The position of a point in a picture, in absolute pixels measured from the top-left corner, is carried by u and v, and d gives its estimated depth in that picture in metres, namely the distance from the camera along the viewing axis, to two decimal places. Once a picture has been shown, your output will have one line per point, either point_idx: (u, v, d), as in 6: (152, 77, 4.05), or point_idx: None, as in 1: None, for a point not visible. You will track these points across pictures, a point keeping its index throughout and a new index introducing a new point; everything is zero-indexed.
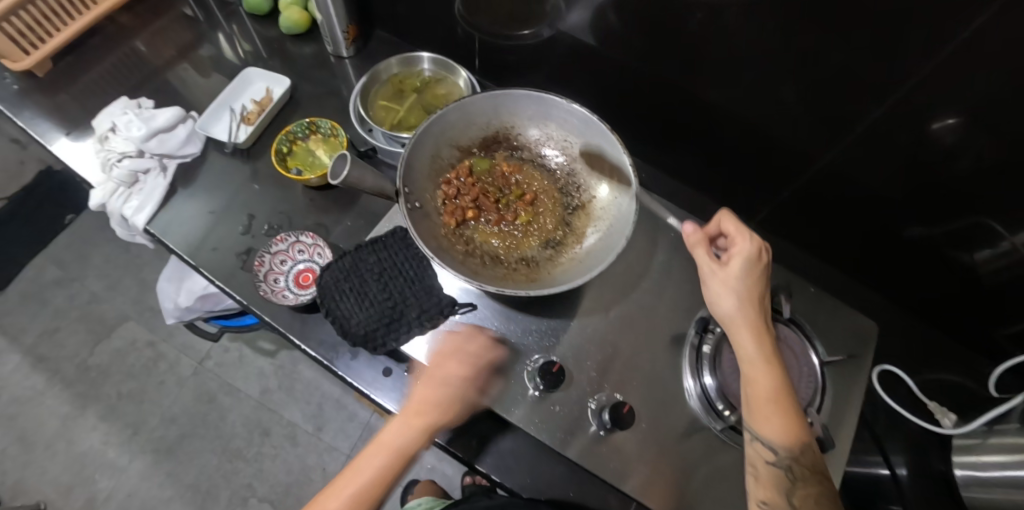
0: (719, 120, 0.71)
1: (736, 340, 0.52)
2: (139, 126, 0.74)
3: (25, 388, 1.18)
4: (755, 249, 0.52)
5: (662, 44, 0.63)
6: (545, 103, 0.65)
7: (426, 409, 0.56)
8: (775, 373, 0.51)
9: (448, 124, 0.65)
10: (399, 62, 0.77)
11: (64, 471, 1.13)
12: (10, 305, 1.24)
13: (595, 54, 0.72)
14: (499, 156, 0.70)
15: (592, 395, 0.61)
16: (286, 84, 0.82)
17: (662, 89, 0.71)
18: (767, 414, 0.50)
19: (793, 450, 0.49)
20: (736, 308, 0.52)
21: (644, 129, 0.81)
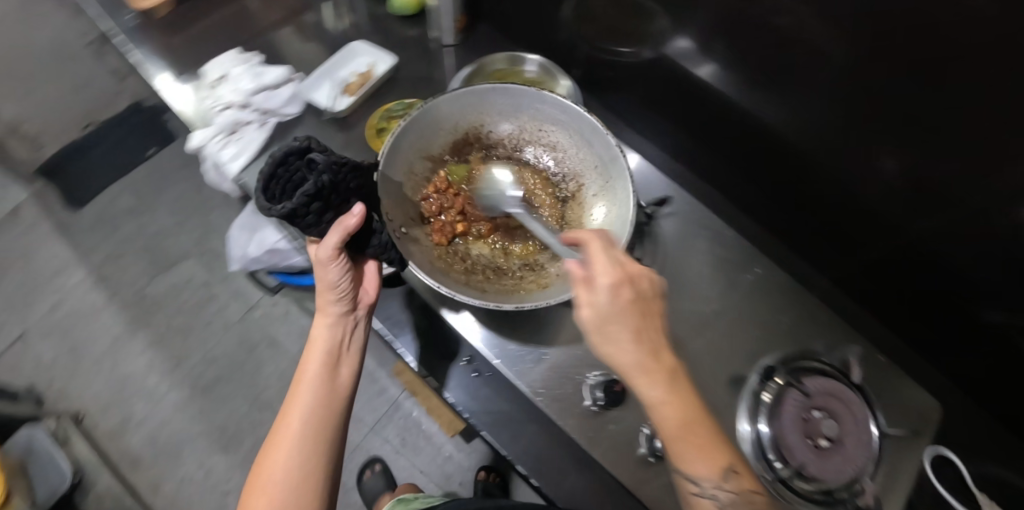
0: (807, 175, 0.71)
1: (642, 387, 0.43)
2: (250, 80, 0.79)
3: (84, 303, 1.25)
4: (610, 281, 0.43)
5: (770, 92, 0.64)
6: (507, 94, 0.67)
7: (321, 342, 0.60)
8: (697, 415, 0.43)
9: (415, 134, 0.65)
10: (504, 59, 0.78)
11: (105, 388, 1.19)
12: (84, 224, 1.31)
13: (695, 77, 0.72)
14: (472, 158, 0.71)
15: (644, 421, 0.65)
16: (390, 62, 0.85)
17: (756, 123, 0.70)
18: (694, 462, 0.43)
19: (733, 494, 0.44)
20: (627, 344, 0.42)
21: (729, 169, 0.81)
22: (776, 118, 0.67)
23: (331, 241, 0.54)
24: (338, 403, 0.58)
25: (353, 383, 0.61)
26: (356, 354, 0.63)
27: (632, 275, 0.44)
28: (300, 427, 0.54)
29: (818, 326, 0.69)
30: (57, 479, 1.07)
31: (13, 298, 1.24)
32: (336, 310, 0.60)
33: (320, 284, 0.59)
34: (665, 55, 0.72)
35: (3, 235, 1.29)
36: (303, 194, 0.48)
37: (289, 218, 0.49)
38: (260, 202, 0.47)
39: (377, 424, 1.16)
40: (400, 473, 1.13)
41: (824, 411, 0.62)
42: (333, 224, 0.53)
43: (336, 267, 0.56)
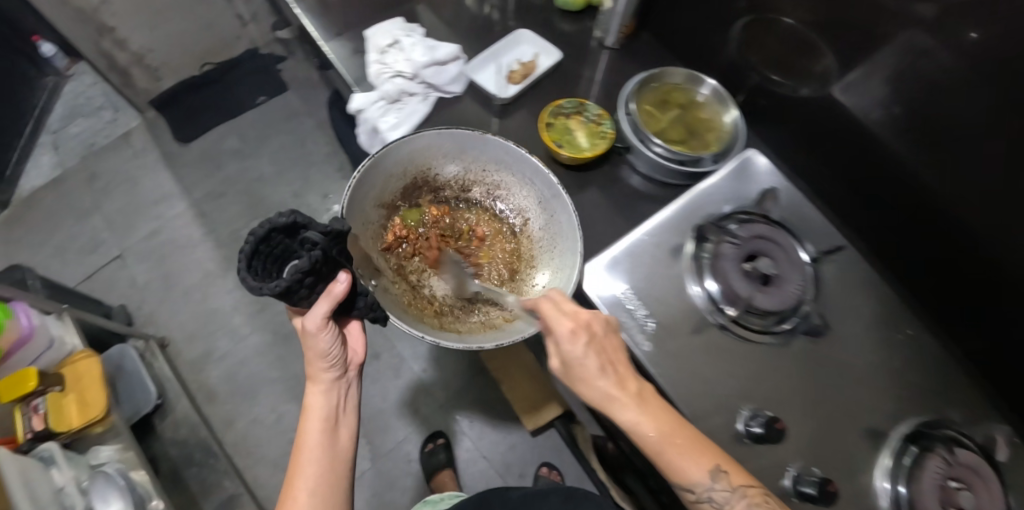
0: (946, 237, 0.70)
1: (618, 415, 0.52)
2: (423, 53, 0.81)
3: (182, 234, 1.28)
4: (571, 327, 0.53)
5: (929, 136, 0.65)
6: (451, 141, 0.76)
7: (317, 411, 0.65)
8: (672, 426, 0.52)
9: (374, 186, 0.74)
10: (684, 76, 0.80)
11: (192, 318, 1.23)
12: (190, 159, 1.35)
13: (864, 100, 0.71)
14: (422, 202, 0.82)
15: (790, 462, 0.60)
16: (555, 57, 0.87)
17: (920, 156, 0.68)
18: (684, 469, 0.50)
19: (726, 490, 0.50)
20: (599, 377, 0.53)
21: (869, 221, 0.80)
22: (927, 166, 0.67)
23: (320, 311, 0.59)
24: (339, 466, 0.64)
25: (352, 440, 0.67)
26: (351, 412, 0.70)
27: (588, 318, 0.55)
28: (306, 491, 0.60)
29: (960, 393, 0.66)
30: (142, 399, 1.08)
31: (115, 218, 1.28)
32: (329, 377, 0.66)
33: (310, 352, 0.64)
34: (831, 91, 0.74)
35: (111, 156, 1.33)
36: (297, 271, 0.52)
37: (285, 292, 0.53)
38: (250, 285, 0.49)
39: (448, 401, 1.21)
40: (462, 453, 1.17)
41: (960, 481, 0.58)
42: (322, 293, 0.58)
43: (326, 335, 0.63)
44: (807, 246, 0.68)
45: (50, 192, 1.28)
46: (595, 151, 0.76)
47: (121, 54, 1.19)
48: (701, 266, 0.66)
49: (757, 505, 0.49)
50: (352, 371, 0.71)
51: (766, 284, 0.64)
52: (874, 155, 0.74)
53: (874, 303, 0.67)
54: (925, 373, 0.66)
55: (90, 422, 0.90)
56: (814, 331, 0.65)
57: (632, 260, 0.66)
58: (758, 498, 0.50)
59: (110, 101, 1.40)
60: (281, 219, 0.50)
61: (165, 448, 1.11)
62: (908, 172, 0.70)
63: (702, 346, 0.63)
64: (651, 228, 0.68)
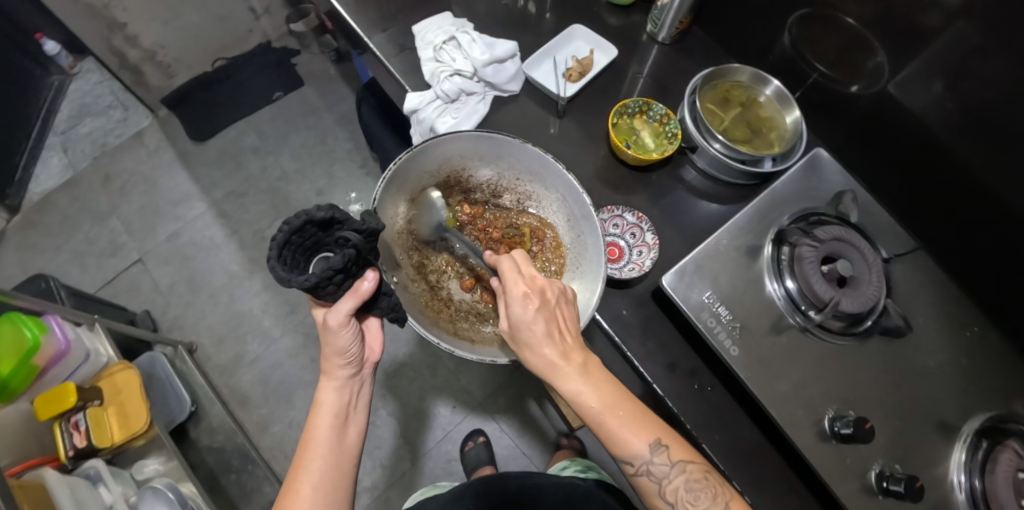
0: (1002, 234, 0.69)
1: (560, 383, 0.55)
2: (483, 50, 0.77)
3: (204, 236, 1.24)
4: (524, 291, 0.57)
5: (987, 135, 0.65)
6: (489, 146, 0.74)
7: (324, 410, 0.64)
8: (613, 398, 0.54)
9: (407, 181, 0.73)
10: (749, 75, 0.80)
11: (220, 322, 1.19)
12: (208, 158, 1.31)
13: (916, 95, 0.71)
14: (454, 200, 0.80)
15: (875, 462, 0.63)
16: (611, 54, 0.86)
17: (973, 150, 0.68)
18: (627, 441, 0.53)
19: (665, 464, 0.53)
20: (544, 344, 0.55)
21: (923, 220, 0.79)
22: (983, 162, 0.67)
23: (345, 307, 0.60)
24: (347, 464, 0.63)
25: (360, 438, 0.67)
26: (361, 410, 0.69)
27: (540, 283, 0.58)
28: (311, 484, 0.60)
29: None
30: (175, 408, 1.03)
31: (134, 221, 1.24)
32: (344, 374, 0.66)
33: (330, 347, 0.64)
34: (886, 88, 0.74)
35: (125, 156, 1.28)
36: (329, 268, 0.54)
37: (314, 286, 0.55)
38: (281, 278, 0.52)
39: (486, 399, 1.23)
40: (502, 450, 1.19)
41: None
42: (347, 290, 0.60)
43: (346, 331, 0.63)
44: (882, 249, 0.70)
45: (62, 196, 1.24)
46: (662, 152, 0.77)
47: (133, 51, 1.16)
48: (781, 266, 0.67)
49: (697, 481, 0.54)
50: (366, 369, 0.70)
51: (844, 286, 0.65)
52: (928, 152, 0.74)
53: (938, 304, 0.70)
54: (990, 368, 0.68)
55: (132, 436, 0.87)
56: (892, 331, 0.67)
57: (712, 264, 0.67)
58: (700, 473, 0.54)
59: (118, 100, 1.34)
60: (319, 215, 0.53)
61: (204, 457, 1.06)
62: (964, 170, 0.70)
63: (781, 348, 0.65)
64: (731, 231, 0.69)
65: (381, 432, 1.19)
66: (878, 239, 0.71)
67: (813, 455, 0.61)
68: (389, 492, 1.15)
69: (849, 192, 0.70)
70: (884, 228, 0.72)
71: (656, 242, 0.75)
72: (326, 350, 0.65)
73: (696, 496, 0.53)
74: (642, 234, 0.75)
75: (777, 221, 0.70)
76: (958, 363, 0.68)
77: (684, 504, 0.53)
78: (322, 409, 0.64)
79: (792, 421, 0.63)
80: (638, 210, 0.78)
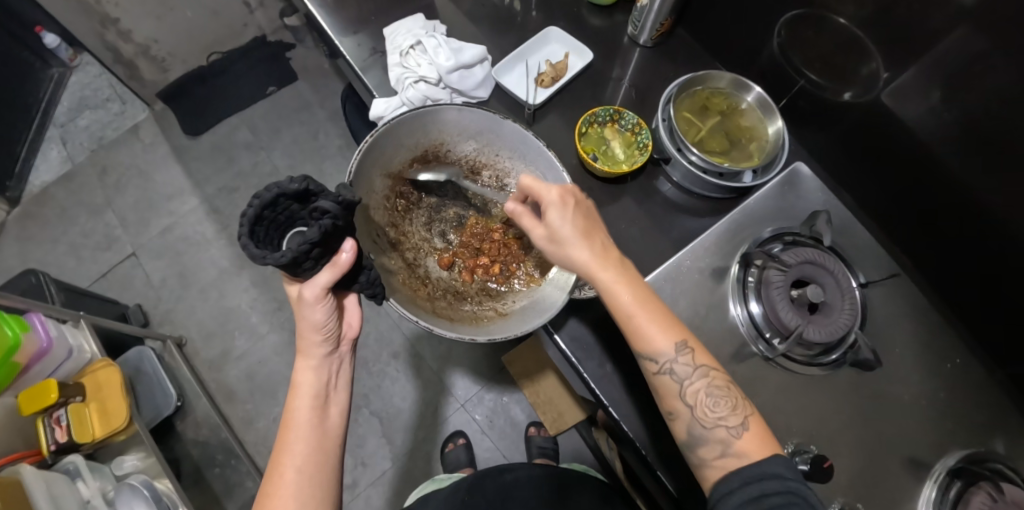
0: (998, 259, 0.64)
1: (598, 281, 0.51)
2: (449, 56, 0.77)
3: (195, 231, 1.26)
4: (560, 194, 0.53)
5: (986, 152, 0.59)
6: (470, 119, 0.70)
7: (305, 389, 0.57)
8: (645, 295, 0.51)
9: (380, 152, 0.68)
10: (730, 81, 0.76)
11: (209, 317, 1.22)
12: (201, 153, 1.33)
13: (904, 105, 0.66)
14: (429, 174, 0.76)
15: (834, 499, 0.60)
16: (587, 58, 0.83)
17: (964, 165, 0.62)
18: (652, 336, 0.50)
19: (689, 366, 0.50)
20: (578, 243, 0.51)
21: (913, 239, 0.75)
22: (978, 180, 0.62)
23: (322, 280, 0.54)
24: (331, 449, 0.56)
25: (344, 420, 0.60)
26: (343, 390, 0.61)
27: (574, 192, 0.55)
28: (294, 467, 0.53)
29: (1010, 423, 0.63)
30: (161, 403, 1.05)
31: (128, 214, 1.26)
32: (321, 352, 0.58)
33: (303, 320, 0.57)
34: (879, 97, 0.68)
35: (121, 150, 1.31)
36: (304, 241, 0.49)
37: (290, 263, 0.50)
38: (254, 253, 0.47)
39: (468, 401, 1.23)
40: (482, 452, 1.19)
41: None
42: (327, 263, 0.53)
43: (324, 307, 0.56)
44: (859, 275, 0.67)
45: (60, 189, 1.27)
46: (631, 165, 0.76)
47: (126, 46, 1.16)
48: (747, 289, 0.65)
49: (717, 388, 0.50)
50: (344, 347, 0.62)
51: (813, 312, 0.62)
52: (923, 166, 0.68)
53: (919, 332, 0.66)
54: (972, 404, 0.64)
55: (113, 432, 0.90)
56: (865, 365, 0.62)
57: (673, 285, 0.66)
58: (723, 384, 0.50)
59: (116, 93, 1.36)
60: (292, 186, 0.49)
61: (187, 450, 1.09)
62: (957, 187, 0.65)
63: (742, 376, 0.63)
64: (696, 252, 0.68)
65: (363, 431, 1.20)
66: (857, 263, 0.68)
67: None
68: (368, 490, 1.16)
69: (825, 212, 0.66)
70: (863, 251, 0.69)
71: None
72: (299, 325, 0.57)
73: (716, 401, 0.49)
74: None
75: (747, 240, 0.68)
76: (935, 397, 0.64)
77: (704, 410, 0.49)
78: (300, 388, 0.56)
79: None
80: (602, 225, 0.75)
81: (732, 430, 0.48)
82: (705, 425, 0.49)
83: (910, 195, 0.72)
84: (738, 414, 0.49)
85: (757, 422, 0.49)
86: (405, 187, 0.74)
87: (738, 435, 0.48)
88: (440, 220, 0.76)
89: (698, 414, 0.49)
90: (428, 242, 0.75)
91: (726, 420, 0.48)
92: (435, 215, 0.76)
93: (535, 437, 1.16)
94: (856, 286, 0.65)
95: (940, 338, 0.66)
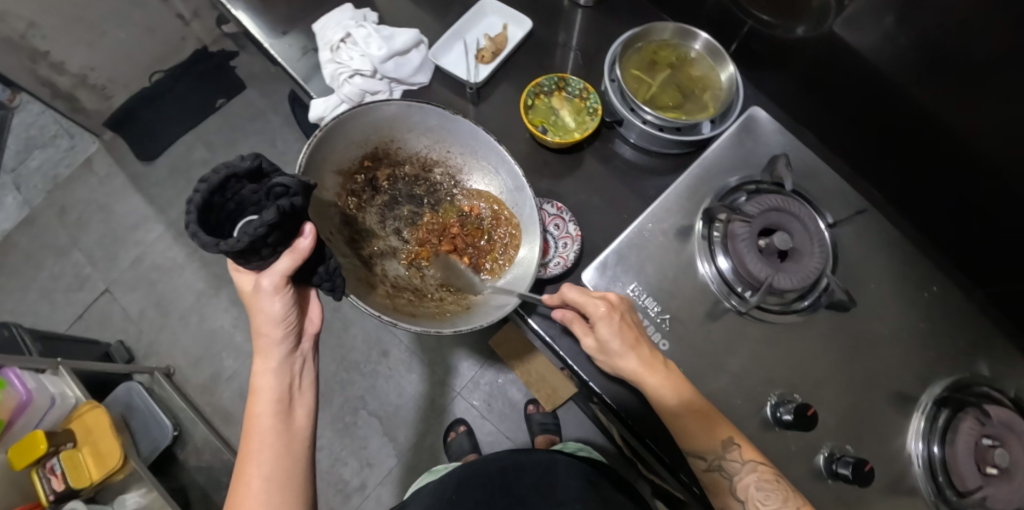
0: (971, 181, 0.62)
1: (649, 388, 0.54)
2: (380, 45, 0.74)
3: (167, 258, 1.24)
4: (607, 308, 0.56)
5: (947, 73, 0.56)
6: (423, 117, 0.67)
7: (265, 393, 0.56)
8: (692, 396, 0.55)
9: (328, 148, 0.64)
10: (674, 30, 0.72)
11: (194, 342, 1.21)
12: (160, 177, 1.29)
13: (859, 34, 0.63)
14: (381, 170, 0.72)
15: (824, 444, 0.60)
16: (526, 27, 0.79)
17: (929, 90, 0.59)
18: (700, 437, 0.54)
19: (737, 461, 0.55)
20: (625, 355, 0.55)
21: (884, 171, 0.72)
22: (943, 105, 0.59)
23: (282, 267, 0.51)
24: (298, 451, 0.56)
25: (311, 420, 0.59)
26: (309, 390, 0.60)
27: (618, 301, 0.58)
28: (262, 475, 0.52)
29: (986, 343, 0.63)
30: (159, 434, 1.05)
31: (95, 250, 1.24)
32: (280, 352, 0.57)
33: (261, 315, 0.55)
34: (832, 29, 0.65)
35: (77, 187, 1.28)
36: (261, 224, 0.45)
37: (247, 250, 0.46)
38: (207, 241, 0.42)
39: (464, 389, 1.23)
40: (485, 436, 1.20)
41: (995, 439, 0.55)
42: (286, 249, 0.50)
43: (282, 299, 0.54)
44: (827, 214, 0.65)
45: (22, 234, 1.25)
46: (584, 131, 0.73)
47: (61, 78, 1.12)
48: (714, 244, 0.63)
49: (767, 482, 0.54)
50: (305, 343, 0.61)
51: (784, 260, 0.60)
52: (886, 96, 0.65)
53: (894, 265, 0.65)
54: (954, 329, 0.64)
55: (111, 472, 0.89)
56: (840, 305, 0.61)
57: (638, 253, 0.64)
58: (773, 478, 0.55)
59: (63, 128, 1.32)
60: (244, 163, 0.46)
61: (193, 476, 1.11)
62: (922, 113, 0.62)
63: (720, 335, 0.62)
64: (657, 215, 0.65)
65: (365, 432, 1.20)
66: (823, 203, 0.66)
67: (755, 443, 0.59)
68: (378, 489, 1.17)
69: (783, 155, 0.64)
70: (829, 190, 0.67)
71: (580, 233, 0.70)
72: (257, 321, 0.56)
73: (767, 495, 0.54)
74: (565, 225, 0.69)
75: (709, 194, 0.66)
76: (915, 328, 0.64)
77: (756, 502, 0.54)
78: (260, 391, 0.55)
79: (731, 411, 0.60)
80: (562, 198, 0.73)
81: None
82: None
83: (875, 128, 0.69)
84: (789, 505, 0.53)
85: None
86: (356, 185, 0.70)
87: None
88: (393, 217, 0.73)
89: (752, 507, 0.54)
90: (383, 239, 0.71)
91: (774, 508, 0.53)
92: (388, 212, 0.73)
93: (535, 414, 1.18)
94: (824, 227, 0.64)
95: (915, 269, 0.65)
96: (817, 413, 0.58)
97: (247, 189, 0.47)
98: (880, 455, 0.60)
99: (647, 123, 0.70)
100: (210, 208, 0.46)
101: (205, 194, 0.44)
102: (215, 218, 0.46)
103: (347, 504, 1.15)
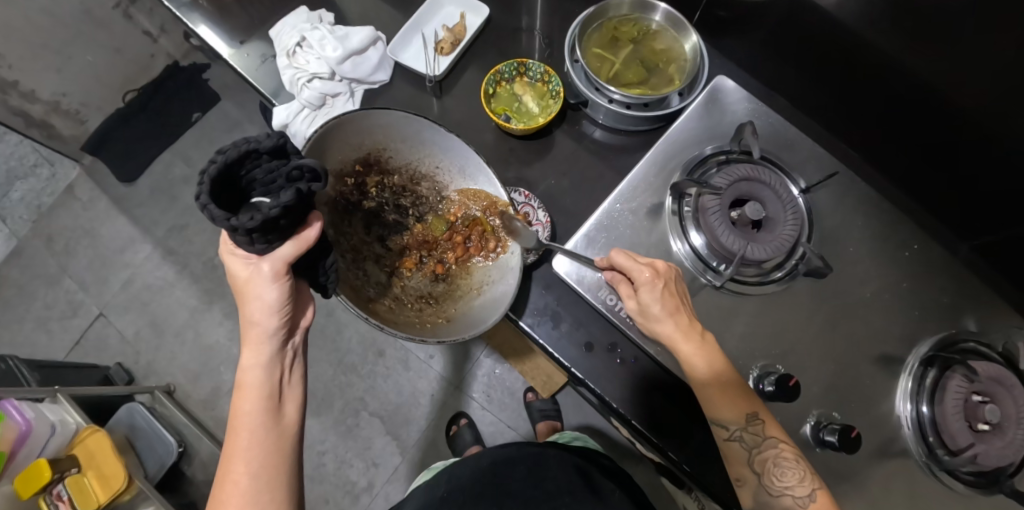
0: (949, 130, 0.60)
1: (681, 352, 0.54)
2: (335, 47, 0.74)
3: (156, 277, 1.26)
4: (653, 275, 0.55)
5: (914, 21, 0.54)
6: (424, 128, 0.62)
7: (253, 389, 0.53)
8: (725, 369, 0.54)
9: (323, 144, 0.58)
10: (632, 3, 0.70)
11: (192, 358, 1.23)
12: (142, 197, 1.30)
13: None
14: (372, 177, 0.66)
15: (811, 412, 0.59)
16: (483, 13, 0.78)
17: (900, 43, 0.57)
18: (724, 407, 0.53)
19: (758, 436, 0.54)
20: (664, 320, 0.55)
21: (861, 131, 0.71)
22: (916, 57, 0.57)
23: (285, 253, 0.49)
24: (287, 449, 0.54)
25: (301, 416, 0.57)
26: (299, 385, 0.58)
27: (666, 269, 0.57)
28: (249, 473, 0.51)
29: (972, 299, 0.62)
30: (164, 452, 1.07)
31: (86, 276, 1.26)
32: (271, 347, 0.54)
33: (255, 302, 0.52)
34: None
35: (62, 214, 1.29)
36: (276, 205, 0.44)
37: (256, 230, 0.45)
38: (217, 214, 0.41)
39: (462, 381, 1.24)
40: (487, 427, 1.21)
41: (985, 395, 0.54)
42: (292, 236, 0.50)
43: (279, 286, 0.51)
44: (798, 180, 0.64)
45: (13, 266, 1.26)
46: (548, 115, 0.73)
47: (34, 106, 1.12)
48: (686, 220, 0.62)
49: (786, 460, 0.53)
50: (297, 336, 0.58)
51: (757, 230, 0.59)
52: (857, 54, 0.62)
53: (871, 226, 0.64)
54: (936, 287, 0.63)
55: (117, 493, 0.90)
56: (816, 274, 0.60)
57: (608, 234, 0.63)
58: (793, 458, 0.54)
59: (42, 156, 1.32)
60: (266, 141, 0.45)
61: (203, 490, 1.12)
62: (896, 69, 0.59)
63: (696, 311, 0.61)
64: (625, 195, 0.64)
65: (368, 433, 1.21)
66: (795, 169, 0.66)
67: None
68: (386, 487, 1.18)
69: (749, 122, 0.62)
70: (797, 156, 0.66)
71: (549, 219, 0.69)
72: (249, 310, 0.52)
73: (783, 471, 0.53)
74: (533, 213, 0.68)
75: (677, 169, 0.65)
76: (898, 288, 0.62)
77: (772, 477, 0.53)
78: (248, 387, 0.53)
79: None
80: (533, 185, 0.72)
81: (799, 500, 0.52)
82: (774, 492, 0.53)
83: (849, 87, 0.67)
84: (805, 485, 0.52)
85: (825, 496, 0.52)
86: (344, 189, 0.64)
87: (806, 506, 0.52)
88: (378, 225, 0.67)
89: (766, 481, 0.54)
90: (367, 246, 0.66)
91: (787, 484, 0.53)
92: (373, 220, 0.67)
93: (534, 402, 1.19)
94: (796, 193, 0.63)
95: (896, 228, 0.64)
96: (799, 383, 0.58)
97: (263, 168, 0.46)
98: (866, 420, 0.59)
99: (614, 102, 0.68)
100: (224, 180, 0.45)
101: (221, 166, 0.43)
102: (227, 193, 0.45)
103: (356, 505, 1.17)
